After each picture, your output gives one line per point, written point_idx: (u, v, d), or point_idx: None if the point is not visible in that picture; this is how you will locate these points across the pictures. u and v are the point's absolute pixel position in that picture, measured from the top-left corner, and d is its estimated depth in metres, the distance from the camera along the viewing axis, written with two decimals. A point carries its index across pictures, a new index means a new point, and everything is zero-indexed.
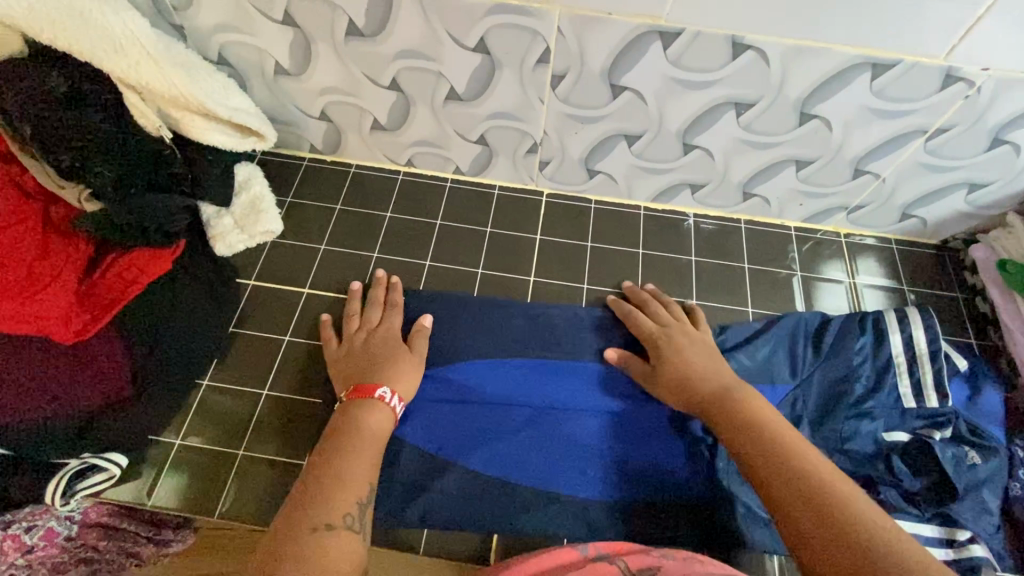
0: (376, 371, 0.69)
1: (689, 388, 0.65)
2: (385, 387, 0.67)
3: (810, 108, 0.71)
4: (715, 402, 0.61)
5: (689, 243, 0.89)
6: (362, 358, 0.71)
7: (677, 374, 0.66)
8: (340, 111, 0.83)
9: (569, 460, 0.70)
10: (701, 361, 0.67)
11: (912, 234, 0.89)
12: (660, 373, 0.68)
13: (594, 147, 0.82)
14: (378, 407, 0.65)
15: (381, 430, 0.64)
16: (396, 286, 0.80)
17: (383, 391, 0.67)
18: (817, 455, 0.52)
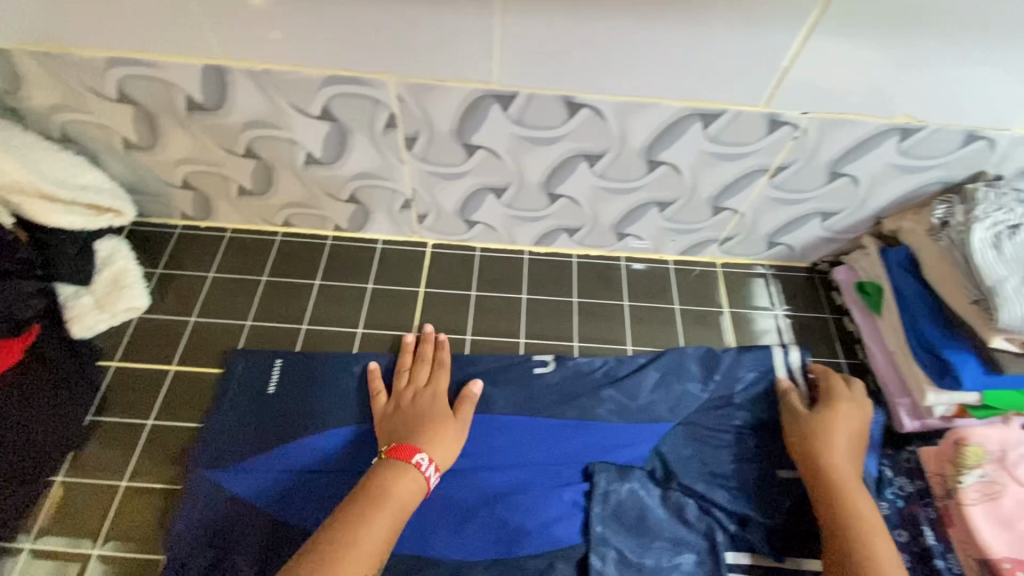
0: (413, 431, 0.69)
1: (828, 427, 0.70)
2: (423, 453, 0.66)
3: (655, 155, 0.72)
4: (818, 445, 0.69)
5: (571, 283, 0.91)
6: (408, 417, 0.71)
7: (830, 437, 0.69)
8: (202, 179, 0.81)
9: (446, 522, 0.69)
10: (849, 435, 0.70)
11: (783, 259, 0.92)
12: (816, 431, 0.70)
13: (465, 200, 0.83)
14: (407, 472, 0.63)
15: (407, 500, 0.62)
16: (445, 345, 0.80)
17: (420, 458, 0.65)
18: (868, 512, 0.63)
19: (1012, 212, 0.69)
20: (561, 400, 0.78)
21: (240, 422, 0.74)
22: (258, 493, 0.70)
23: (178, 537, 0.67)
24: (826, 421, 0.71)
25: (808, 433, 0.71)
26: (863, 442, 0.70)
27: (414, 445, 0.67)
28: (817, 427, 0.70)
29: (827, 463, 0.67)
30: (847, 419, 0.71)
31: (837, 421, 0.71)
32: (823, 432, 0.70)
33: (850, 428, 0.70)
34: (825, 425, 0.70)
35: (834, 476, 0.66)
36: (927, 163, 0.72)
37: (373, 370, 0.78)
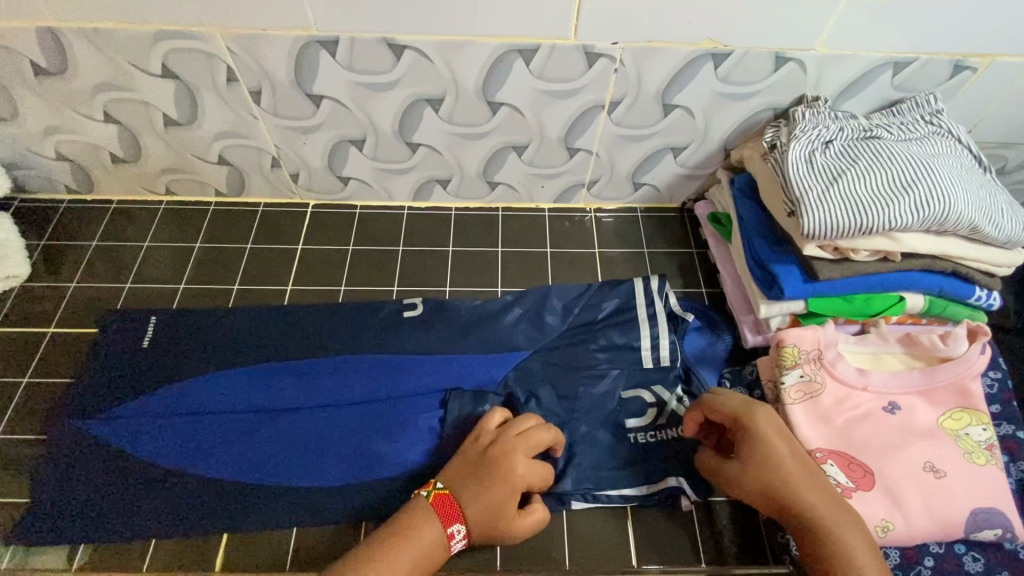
0: (471, 492, 0.60)
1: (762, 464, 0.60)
2: (461, 524, 0.59)
3: (492, 96, 0.76)
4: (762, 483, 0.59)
5: (448, 234, 0.94)
6: (486, 478, 0.61)
7: (779, 473, 0.59)
8: (74, 149, 0.85)
9: (307, 453, 0.72)
10: (792, 460, 0.60)
11: (652, 201, 0.96)
12: (751, 478, 0.60)
13: (330, 156, 0.85)
14: (439, 531, 0.58)
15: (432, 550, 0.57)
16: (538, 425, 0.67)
17: (456, 527, 0.59)
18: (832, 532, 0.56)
19: (827, 129, 0.73)
20: (425, 339, 0.81)
21: (109, 375, 0.77)
22: (121, 438, 0.72)
23: (44, 481, 0.70)
24: (760, 456, 0.60)
25: (753, 484, 0.60)
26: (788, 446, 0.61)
27: (459, 509, 0.59)
28: (746, 476, 0.60)
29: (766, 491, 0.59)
30: (775, 435, 0.61)
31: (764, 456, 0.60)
32: (764, 468, 0.59)
33: (781, 442, 0.61)
34: (761, 463, 0.60)
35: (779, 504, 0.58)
36: (748, 90, 0.76)
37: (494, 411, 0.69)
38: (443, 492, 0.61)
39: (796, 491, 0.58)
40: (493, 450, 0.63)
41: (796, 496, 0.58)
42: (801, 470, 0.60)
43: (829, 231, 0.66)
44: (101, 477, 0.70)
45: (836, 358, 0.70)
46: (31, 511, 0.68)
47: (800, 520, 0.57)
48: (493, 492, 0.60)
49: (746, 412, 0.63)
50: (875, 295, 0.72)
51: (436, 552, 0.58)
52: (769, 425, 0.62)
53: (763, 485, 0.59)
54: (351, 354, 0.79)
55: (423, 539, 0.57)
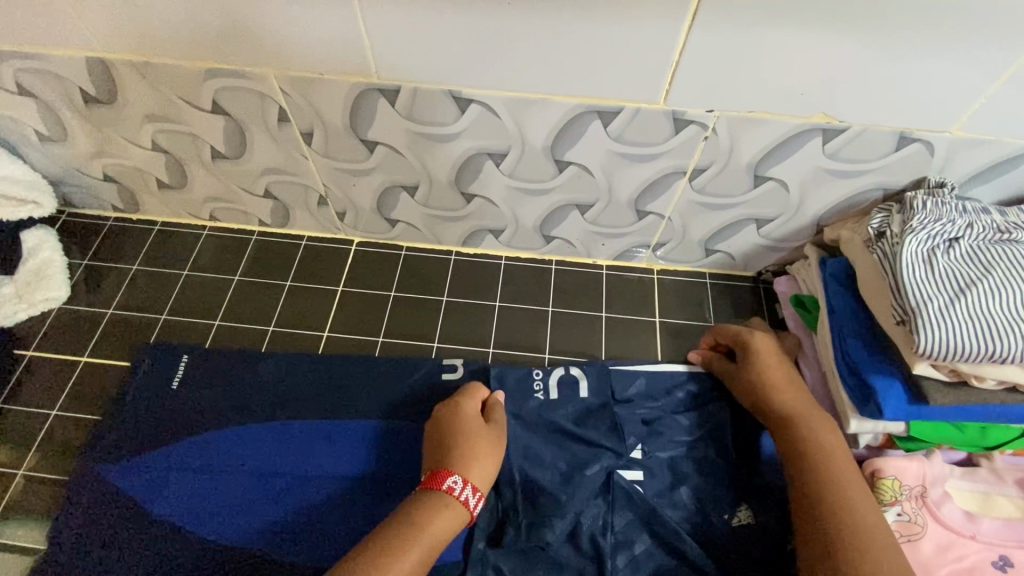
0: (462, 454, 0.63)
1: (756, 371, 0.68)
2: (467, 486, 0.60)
3: (560, 155, 0.68)
4: (757, 393, 0.67)
5: (496, 287, 0.87)
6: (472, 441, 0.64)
7: (768, 376, 0.67)
8: (121, 173, 0.82)
9: (328, 528, 0.67)
10: (778, 370, 0.67)
11: (724, 268, 0.87)
12: (748, 380, 0.68)
13: (380, 199, 0.80)
14: (452, 507, 0.59)
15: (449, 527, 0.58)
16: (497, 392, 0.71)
17: (453, 481, 0.60)
18: (822, 446, 0.60)
19: (952, 224, 0.63)
20: None
21: (134, 418, 0.73)
22: (140, 490, 0.69)
23: (60, 529, 0.67)
24: (759, 365, 0.68)
25: (751, 379, 0.68)
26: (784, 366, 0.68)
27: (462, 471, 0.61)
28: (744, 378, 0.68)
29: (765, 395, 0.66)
30: (770, 351, 0.69)
31: (764, 364, 0.68)
32: (759, 375, 0.67)
33: (772, 358, 0.68)
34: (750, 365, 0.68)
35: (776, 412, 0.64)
36: (858, 168, 0.66)
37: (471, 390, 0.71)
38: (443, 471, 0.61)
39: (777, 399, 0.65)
40: (456, 415, 0.67)
41: (780, 399, 0.65)
42: (791, 386, 0.66)
43: (950, 353, 0.56)
44: (116, 532, 0.67)
45: (941, 497, 0.60)
46: (46, 562, 0.66)
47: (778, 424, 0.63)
48: (468, 446, 0.63)
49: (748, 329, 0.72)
50: (993, 425, 0.61)
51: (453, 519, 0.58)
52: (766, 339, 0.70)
53: (759, 389, 0.67)
54: (385, 419, 0.74)
55: (431, 524, 0.57)
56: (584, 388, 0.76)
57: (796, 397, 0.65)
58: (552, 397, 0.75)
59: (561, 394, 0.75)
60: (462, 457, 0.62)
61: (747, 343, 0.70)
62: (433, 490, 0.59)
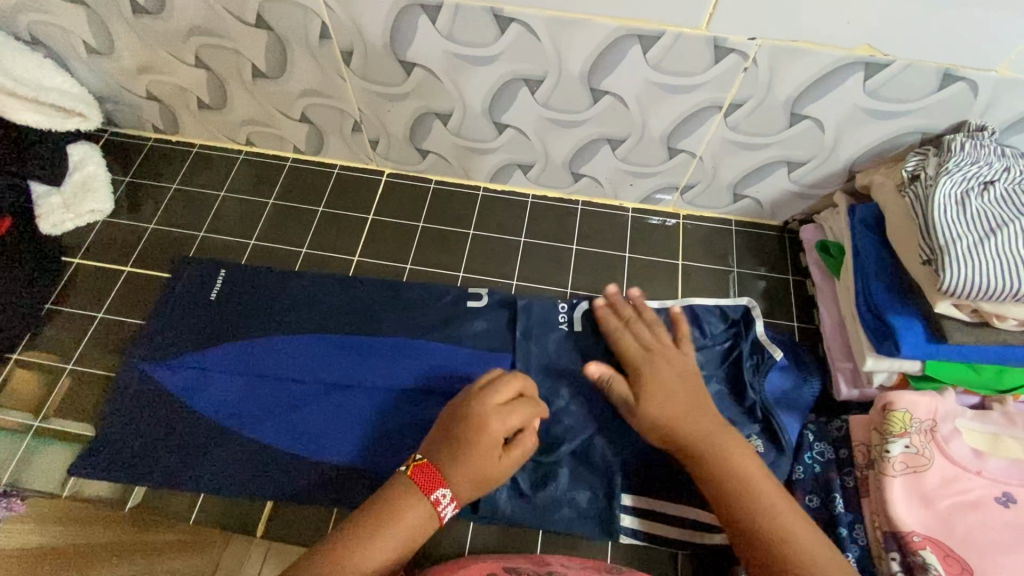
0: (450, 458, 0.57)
1: (661, 398, 0.63)
2: (445, 489, 0.55)
3: (596, 83, 0.68)
4: (661, 423, 0.62)
5: (522, 223, 0.88)
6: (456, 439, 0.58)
7: (666, 406, 0.62)
8: (163, 91, 0.84)
9: (355, 433, 0.71)
10: (687, 391, 0.64)
11: (751, 215, 0.87)
12: (657, 407, 0.63)
13: (413, 126, 0.81)
14: (424, 504, 0.54)
15: (421, 526, 0.54)
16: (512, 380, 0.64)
17: (441, 493, 0.55)
18: (738, 466, 0.57)
19: (990, 167, 0.62)
20: (487, 333, 0.77)
21: (175, 324, 0.77)
22: (181, 387, 0.73)
23: (110, 417, 0.72)
24: (656, 393, 0.64)
25: (651, 408, 0.63)
26: (681, 384, 0.64)
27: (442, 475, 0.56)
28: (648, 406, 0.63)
29: (667, 426, 0.62)
30: (664, 376, 0.65)
31: (657, 391, 0.64)
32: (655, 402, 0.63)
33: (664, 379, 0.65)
34: (651, 396, 0.64)
35: (681, 443, 0.60)
36: (898, 108, 0.65)
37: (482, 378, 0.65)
38: (426, 466, 0.56)
39: (684, 414, 0.61)
40: (460, 407, 0.61)
41: (678, 426, 0.61)
42: (696, 407, 0.62)
43: (973, 291, 0.57)
44: (159, 423, 0.71)
45: (950, 433, 0.62)
46: (95, 445, 0.71)
47: (695, 459, 0.59)
48: (467, 442, 0.58)
49: (637, 352, 0.69)
50: (1010, 369, 0.62)
51: (426, 529, 0.54)
52: (672, 363, 0.67)
53: (661, 419, 0.62)
54: (411, 339, 0.77)
55: (405, 521, 0.53)
56: None
57: (695, 416, 0.61)
58: (575, 330, 0.77)
59: (585, 329, 0.77)
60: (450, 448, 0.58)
61: (637, 367, 0.67)
62: (418, 487, 0.55)
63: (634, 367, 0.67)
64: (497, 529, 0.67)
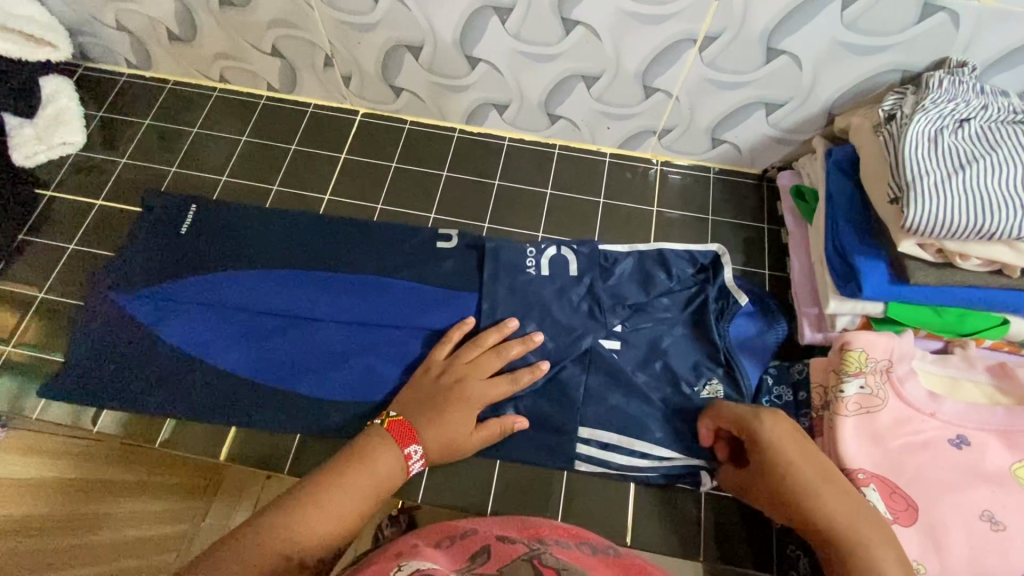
0: (427, 418, 0.61)
1: (787, 480, 0.52)
2: (417, 445, 0.59)
3: (568, 12, 0.67)
4: (794, 503, 0.52)
5: (496, 166, 0.87)
6: (435, 398, 0.63)
7: (791, 482, 0.52)
8: (132, 21, 0.83)
9: (319, 365, 0.72)
10: (815, 468, 0.53)
11: (730, 162, 0.85)
12: (777, 489, 0.53)
13: (384, 60, 0.79)
14: (393, 453, 0.57)
15: (388, 477, 0.56)
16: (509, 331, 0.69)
17: (413, 449, 0.59)
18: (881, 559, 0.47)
19: (966, 105, 0.61)
20: (455, 272, 0.77)
21: (146, 254, 0.78)
22: (149, 316, 0.74)
23: (80, 341, 0.74)
24: (777, 472, 0.53)
25: (770, 496, 0.54)
26: (815, 463, 0.53)
27: (416, 431, 0.60)
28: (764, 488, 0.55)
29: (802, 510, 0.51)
30: (785, 445, 0.54)
31: (788, 467, 0.53)
32: (783, 485, 0.53)
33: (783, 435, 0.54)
34: (772, 478, 0.54)
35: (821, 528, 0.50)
36: (876, 43, 0.63)
37: (466, 322, 0.71)
38: (398, 418, 0.60)
39: (815, 494, 0.51)
40: (449, 374, 0.65)
41: (808, 508, 0.51)
42: (840, 493, 0.51)
43: (937, 227, 0.56)
44: (127, 350, 0.72)
45: (906, 374, 0.62)
46: (67, 367, 0.72)
47: (830, 545, 0.49)
48: (448, 407, 0.62)
49: (752, 413, 0.57)
50: (973, 313, 0.62)
51: (394, 477, 0.57)
52: (788, 429, 0.55)
53: (791, 503, 0.52)
54: (379, 276, 0.77)
55: (376, 465, 0.56)
56: (573, 268, 0.76)
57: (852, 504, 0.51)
58: (542, 273, 0.76)
59: (551, 272, 0.76)
60: (429, 417, 0.61)
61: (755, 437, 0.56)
62: (392, 439, 0.58)
63: (755, 440, 0.56)
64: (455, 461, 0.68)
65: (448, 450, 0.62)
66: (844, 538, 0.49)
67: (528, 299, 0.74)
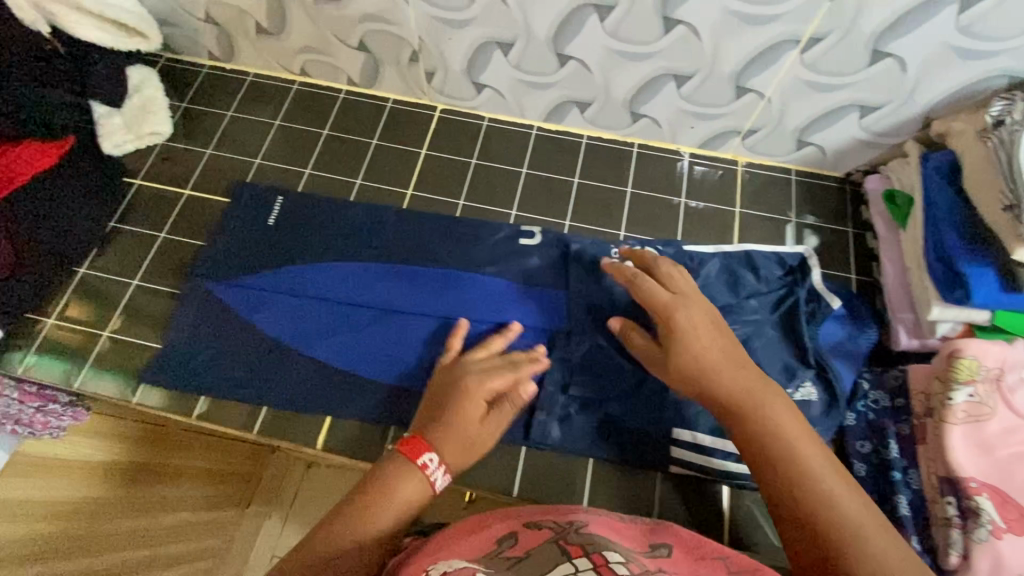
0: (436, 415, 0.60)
1: (709, 376, 0.55)
2: (431, 452, 0.57)
3: (671, 10, 0.67)
4: (736, 399, 0.54)
5: (575, 164, 0.87)
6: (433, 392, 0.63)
7: (700, 359, 0.56)
8: (222, 13, 0.84)
9: (410, 358, 0.72)
10: (719, 352, 0.57)
11: (813, 165, 0.84)
12: (682, 365, 0.57)
13: (471, 56, 0.80)
14: (413, 473, 0.55)
15: (410, 498, 0.54)
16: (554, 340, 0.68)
17: (428, 458, 0.56)
18: (807, 449, 0.50)
19: None
20: (541, 269, 0.77)
21: (239, 243, 0.79)
22: (244, 305, 0.75)
23: (177, 328, 0.75)
24: (692, 358, 0.57)
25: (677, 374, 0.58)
26: (720, 342, 0.58)
27: (427, 440, 0.58)
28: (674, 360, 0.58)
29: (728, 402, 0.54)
30: (693, 329, 0.59)
31: (696, 345, 0.57)
32: (701, 371, 0.56)
33: (717, 353, 0.56)
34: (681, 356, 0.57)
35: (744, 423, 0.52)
36: (989, 47, 0.63)
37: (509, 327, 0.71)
38: (410, 439, 0.58)
39: (719, 373, 0.55)
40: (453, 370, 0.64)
41: (713, 382, 0.55)
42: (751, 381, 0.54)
43: None
44: (223, 338, 0.74)
45: (1016, 384, 0.61)
46: (165, 354, 0.73)
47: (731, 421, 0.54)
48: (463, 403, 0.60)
49: (678, 300, 0.61)
50: None
51: (419, 497, 0.55)
52: (686, 315, 0.60)
53: (729, 393, 0.54)
54: (465, 271, 0.77)
55: (399, 491, 0.54)
56: None
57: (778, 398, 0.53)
58: None
59: None
60: (443, 424, 0.59)
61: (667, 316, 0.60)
62: (409, 461, 0.56)
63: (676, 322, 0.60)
64: (547, 457, 0.68)
65: (473, 448, 0.59)
66: (740, 411, 0.53)
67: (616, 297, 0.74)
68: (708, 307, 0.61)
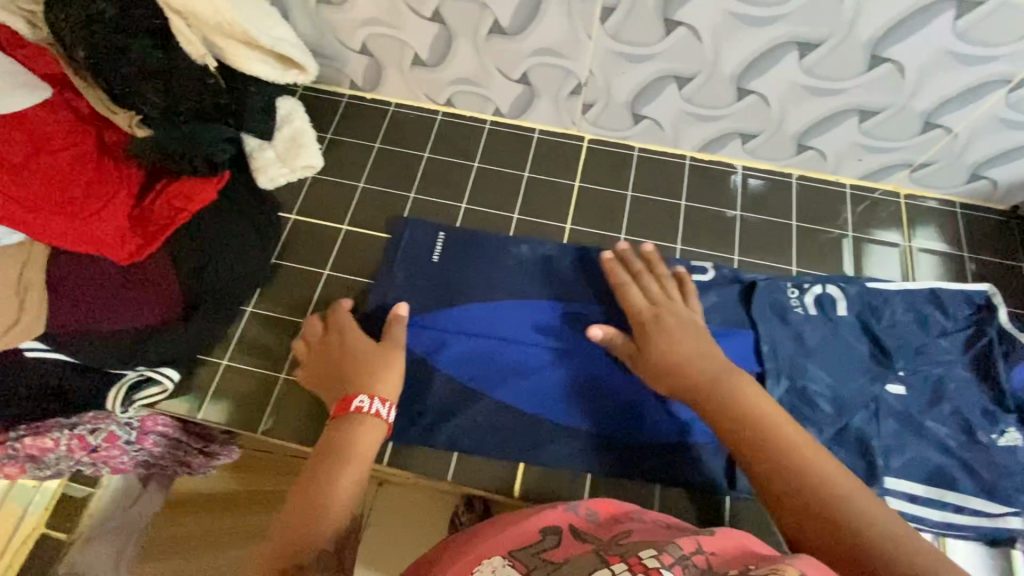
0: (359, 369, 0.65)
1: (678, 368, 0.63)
2: (363, 394, 0.62)
3: (882, 49, 0.66)
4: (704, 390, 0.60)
5: (734, 196, 0.85)
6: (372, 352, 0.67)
7: (673, 352, 0.64)
8: (381, 45, 0.82)
9: (598, 401, 0.71)
10: (691, 342, 0.64)
11: (978, 197, 0.83)
12: (661, 359, 0.64)
13: (643, 89, 0.78)
14: (353, 419, 0.61)
15: (370, 445, 0.60)
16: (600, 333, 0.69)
17: (361, 400, 0.62)
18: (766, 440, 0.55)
19: None
20: (721, 308, 0.75)
21: (407, 281, 0.78)
22: (422, 346, 0.74)
23: None
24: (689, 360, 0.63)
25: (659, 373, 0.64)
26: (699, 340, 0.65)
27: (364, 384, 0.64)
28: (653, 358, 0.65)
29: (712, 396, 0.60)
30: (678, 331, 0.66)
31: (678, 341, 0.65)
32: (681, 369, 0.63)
33: (694, 351, 0.63)
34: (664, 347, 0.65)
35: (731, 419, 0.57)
36: None
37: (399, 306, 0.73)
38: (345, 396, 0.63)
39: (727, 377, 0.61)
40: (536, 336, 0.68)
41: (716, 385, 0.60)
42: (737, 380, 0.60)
43: None
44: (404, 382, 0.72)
45: None
46: None
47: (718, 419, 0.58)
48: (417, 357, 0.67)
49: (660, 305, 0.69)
50: None
51: (373, 438, 0.60)
52: (671, 315, 0.67)
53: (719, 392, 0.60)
54: None
55: (359, 441, 0.59)
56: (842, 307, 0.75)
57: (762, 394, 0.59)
58: (810, 312, 0.74)
59: (819, 311, 0.74)
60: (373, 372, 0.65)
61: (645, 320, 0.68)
62: (349, 411, 0.61)
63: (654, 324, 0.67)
64: (749, 504, 0.67)
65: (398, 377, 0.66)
66: (738, 413, 0.58)
67: (804, 338, 0.73)
68: (678, 308, 0.69)
